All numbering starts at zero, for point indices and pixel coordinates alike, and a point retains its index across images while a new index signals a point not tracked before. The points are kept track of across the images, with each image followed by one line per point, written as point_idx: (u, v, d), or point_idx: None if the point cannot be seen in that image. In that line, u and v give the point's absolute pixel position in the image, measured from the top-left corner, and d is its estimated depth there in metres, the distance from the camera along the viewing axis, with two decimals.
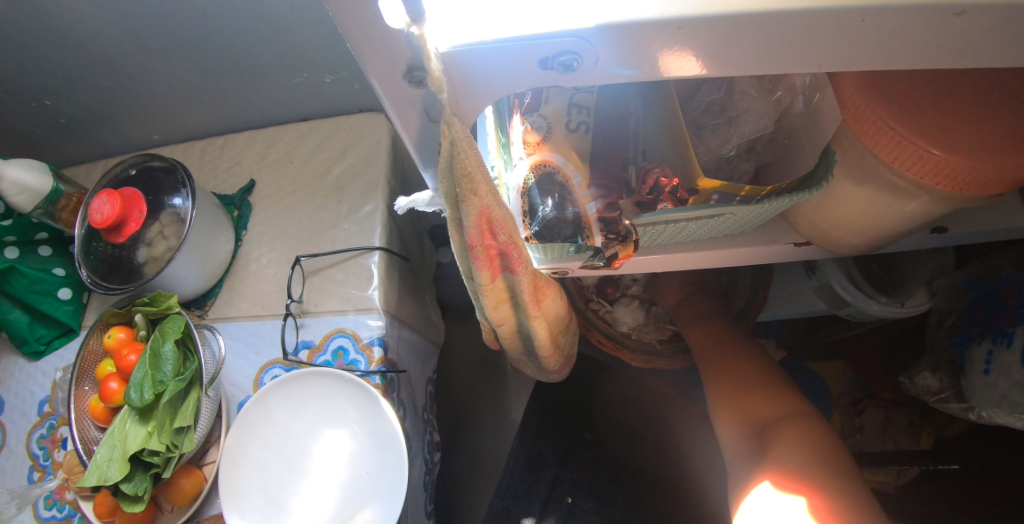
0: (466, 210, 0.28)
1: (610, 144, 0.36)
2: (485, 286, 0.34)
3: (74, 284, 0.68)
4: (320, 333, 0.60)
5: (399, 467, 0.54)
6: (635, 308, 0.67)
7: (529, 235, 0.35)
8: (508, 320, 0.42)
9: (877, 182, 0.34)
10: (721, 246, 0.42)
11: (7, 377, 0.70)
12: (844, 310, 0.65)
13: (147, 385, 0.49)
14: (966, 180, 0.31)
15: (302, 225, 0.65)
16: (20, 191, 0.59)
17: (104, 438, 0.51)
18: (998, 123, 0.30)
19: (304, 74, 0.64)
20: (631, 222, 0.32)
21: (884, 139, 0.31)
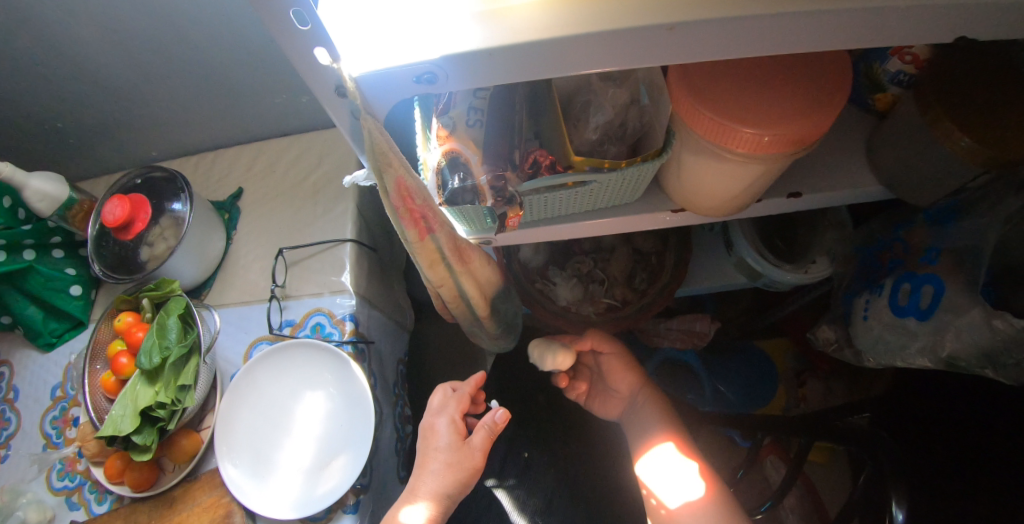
0: (388, 179, 0.39)
1: (498, 135, 0.46)
2: (416, 243, 0.46)
3: (83, 282, 0.78)
4: (300, 313, 0.70)
5: (367, 420, 0.63)
6: (573, 285, 0.75)
7: (442, 200, 0.46)
8: (446, 281, 0.53)
9: (702, 152, 0.45)
10: (613, 213, 0.53)
11: (21, 368, 0.79)
12: (762, 281, 0.74)
13: (156, 350, 0.59)
14: (748, 143, 0.40)
15: (284, 224, 0.75)
16: (41, 199, 0.68)
17: (118, 399, 0.60)
18: (773, 99, 0.40)
19: (283, 95, 0.76)
20: (515, 189, 0.44)
21: (696, 117, 0.41)
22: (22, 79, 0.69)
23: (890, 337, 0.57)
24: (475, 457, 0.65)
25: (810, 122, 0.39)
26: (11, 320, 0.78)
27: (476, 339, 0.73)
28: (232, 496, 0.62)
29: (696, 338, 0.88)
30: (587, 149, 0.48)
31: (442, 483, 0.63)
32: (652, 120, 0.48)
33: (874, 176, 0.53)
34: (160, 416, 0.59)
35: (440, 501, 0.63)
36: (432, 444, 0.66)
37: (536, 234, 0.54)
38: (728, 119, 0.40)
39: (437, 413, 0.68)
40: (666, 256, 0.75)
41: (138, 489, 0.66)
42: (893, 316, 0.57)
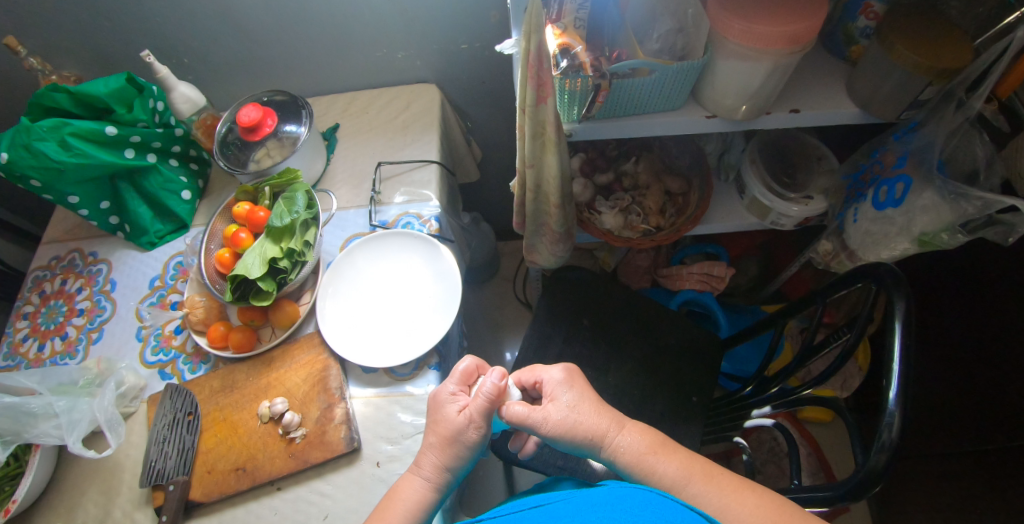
0: (534, 38, 0.58)
1: (594, 36, 0.69)
2: (532, 106, 0.63)
3: (192, 190, 0.90)
4: (391, 215, 0.83)
5: (455, 290, 0.75)
6: (617, 213, 0.90)
7: (557, 72, 0.64)
8: (538, 157, 0.70)
9: (733, 56, 0.64)
10: (665, 117, 0.73)
11: (121, 264, 0.88)
12: (770, 219, 0.90)
13: (285, 213, 0.73)
14: (743, 34, 0.61)
15: (376, 149, 0.89)
16: (185, 102, 0.85)
17: (246, 252, 0.73)
18: (773, 8, 0.61)
19: (384, 50, 0.92)
20: (606, 69, 0.64)
21: (719, 19, 0.62)
22: (175, 13, 0.84)
23: (876, 228, 0.77)
24: (475, 425, 0.60)
25: (798, 25, 0.59)
26: (118, 221, 0.88)
27: (535, 257, 0.91)
28: (325, 337, 0.72)
29: (714, 282, 1.00)
30: (651, 55, 0.69)
31: (437, 455, 0.60)
32: (692, 39, 0.68)
33: (851, 101, 0.73)
34: (283, 267, 0.72)
35: (442, 475, 0.60)
36: (437, 419, 0.62)
37: (605, 129, 0.74)
38: (757, 23, 0.60)
39: (449, 381, 0.65)
40: (691, 195, 0.91)
41: (239, 351, 0.74)
42: (875, 211, 0.76)
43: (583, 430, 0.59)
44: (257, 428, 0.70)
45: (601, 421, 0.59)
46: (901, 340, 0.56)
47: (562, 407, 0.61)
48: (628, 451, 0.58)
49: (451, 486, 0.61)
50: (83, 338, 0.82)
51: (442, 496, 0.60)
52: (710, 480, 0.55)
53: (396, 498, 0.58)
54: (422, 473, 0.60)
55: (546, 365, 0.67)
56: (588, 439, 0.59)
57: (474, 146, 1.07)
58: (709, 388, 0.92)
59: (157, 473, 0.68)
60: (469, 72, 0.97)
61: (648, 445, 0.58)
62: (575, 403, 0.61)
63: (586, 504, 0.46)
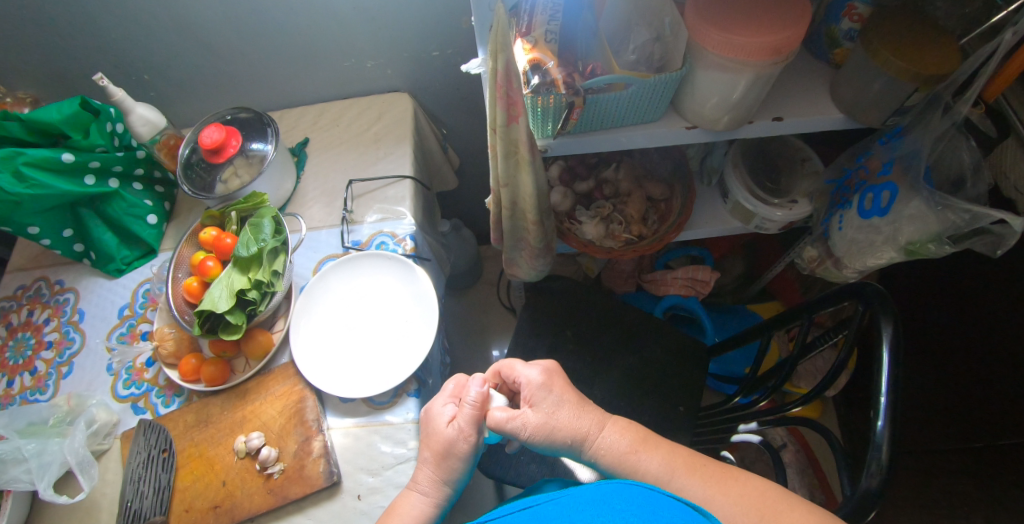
0: (501, 60, 0.56)
1: (566, 49, 0.68)
2: (504, 126, 0.62)
3: (158, 213, 0.87)
4: (365, 234, 0.79)
5: (433, 313, 0.72)
6: (598, 222, 0.87)
7: (527, 91, 0.63)
8: (513, 176, 0.68)
9: (714, 67, 0.64)
10: (643, 128, 0.72)
11: (89, 293, 0.85)
12: (754, 224, 0.88)
13: (252, 242, 0.70)
14: (720, 44, 0.61)
15: (348, 165, 0.85)
16: (144, 124, 0.83)
17: (214, 284, 0.71)
18: (749, 21, 0.61)
19: (352, 59, 0.88)
20: (580, 85, 0.62)
21: (702, 33, 0.62)
22: (129, 29, 0.80)
23: (862, 237, 0.76)
24: (465, 436, 0.57)
25: (774, 39, 0.59)
26: (83, 248, 0.84)
27: (515, 270, 0.89)
28: (301, 366, 0.70)
29: (699, 286, 0.98)
30: (628, 67, 0.68)
31: (434, 470, 0.57)
32: (671, 49, 0.67)
33: (835, 107, 0.71)
34: (252, 299, 0.70)
35: (440, 490, 0.57)
36: (428, 433, 0.59)
37: (580, 143, 0.73)
38: (736, 34, 0.59)
39: (440, 395, 0.62)
40: (674, 200, 0.88)
41: (212, 384, 0.72)
42: (861, 218, 0.76)
43: (563, 435, 0.56)
44: (234, 464, 0.69)
45: (580, 423, 0.57)
46: (888, 369, 0.56)
47: (538, 413, 0.57)
48: (610, 451, 0.56)
49: (449, 502, 0.58)
50: (53, 373, 0.79)
51: (442, 510, 0.58)
52: (693, 473, 0.54)
53: (394, 514, 0.56)
54: (420, 488, 0.57)
55: (525, 364, 0.62)
56: (569, 441, 0.56)
57: (451, 153, 1.04)
58: (697, 396, 0.91)
59: (134, 513, 0.66)
60: (442, 79, 0.93)
61: (629, 443, 0.56)
62: (552, 409, 0.58)
63: (573, 504, 0.43)
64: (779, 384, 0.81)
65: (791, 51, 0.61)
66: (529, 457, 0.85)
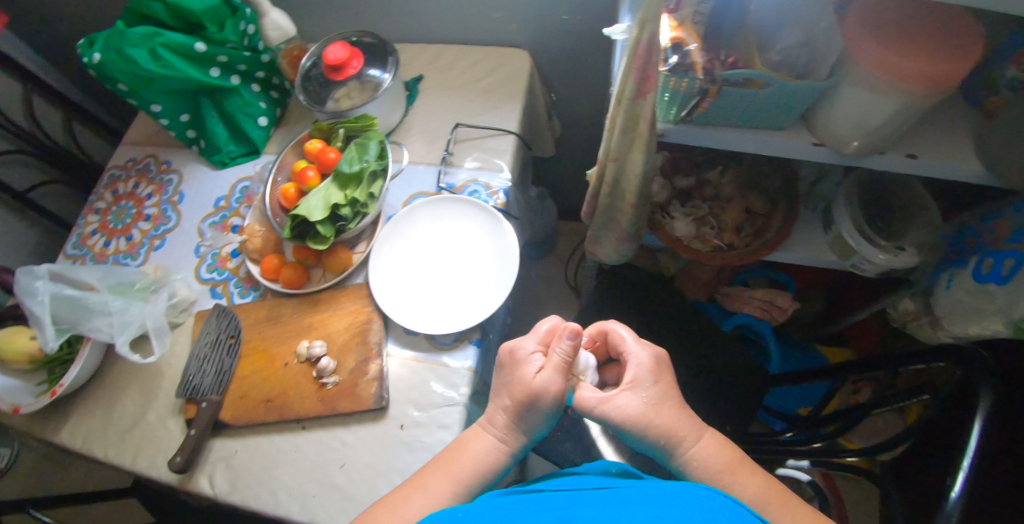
0: (647, 30, 0.54)
1: (710, 34, 0.65)
2: (632, 99, 0.60)
3: (269, 117, 0.90)
4: (459, 179, 0.80)
5: (511, 268, 0.71)
6: (690, 221, 0.85)
7: (663, 69, 0.60)
8: (624, 153, 0.67)
9: (859, 83, 0.60)
10: (766, 134, 0.69)
11: (191, 178, 0.89)
12: (851, 262, 0.85)
13: (356, 161, 0.72)
14: (875, 60, 0.57)
15: (456, 109, 0.86)
16: (275, 30, 0.84)
17: (311, 193, 0.72)
18: (912, 42, 0.57)
19: (480, 7, 0.88)
20: (718, 74, 0.60)
21: (860, 45, 0.58)
22: None
23: (970, 300, 0.73)
24: (552, 389, 0.57)
25: (939, 67, 0.55)
26: (195, 135, 0.89)
27: (596, 250, 0.87)
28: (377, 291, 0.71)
29: (775, 312, 0.96)
30: (769, 67, 0.67)
31: (511, 416, 0.58)
32: (819, 56, 0.65)
33: (978, 159, 0.67)
34: (344, 216, 0.71)
35: (512, 436, 0.58)
36: (513, 379, 0.59)
37: (697, 136, 0.70)
38: (898, 55, 0.56)
39: (530, 337, 0.62)
40: (773, 218, 0.86)
41: (289, 286, 0.75)
42: (975, 281, 0.74)
43: (657, 435, 0.56)
44: (293, 366, 0.71)
45: (678, 427, 0.57)
46: (977, 440, 0.52)
47: (638, 405, 0.57)
48: (702, 465, 0.56)
49: (523, 448, 0.59)
50: (146, 243, 0.85)
51: (512, 459, 0.59)
52: (785, 507, 0.53)
53: (465, 452, 0.57)
54: (495, 433, 0.58)
55: (637, 343, 0.62)
56: (664, 442, 0.56)
57: (554, 122, 1.03)
58: (745, 420, 0.88)
59: (192, 388, 0.71)
60: (564, 45, 0.92)
61: (724, 462, 0.56)
62: (654, 403, 0.57)
63: (660, 499, 0.43)
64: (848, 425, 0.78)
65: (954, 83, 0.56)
66: (566, 435, 0.85)
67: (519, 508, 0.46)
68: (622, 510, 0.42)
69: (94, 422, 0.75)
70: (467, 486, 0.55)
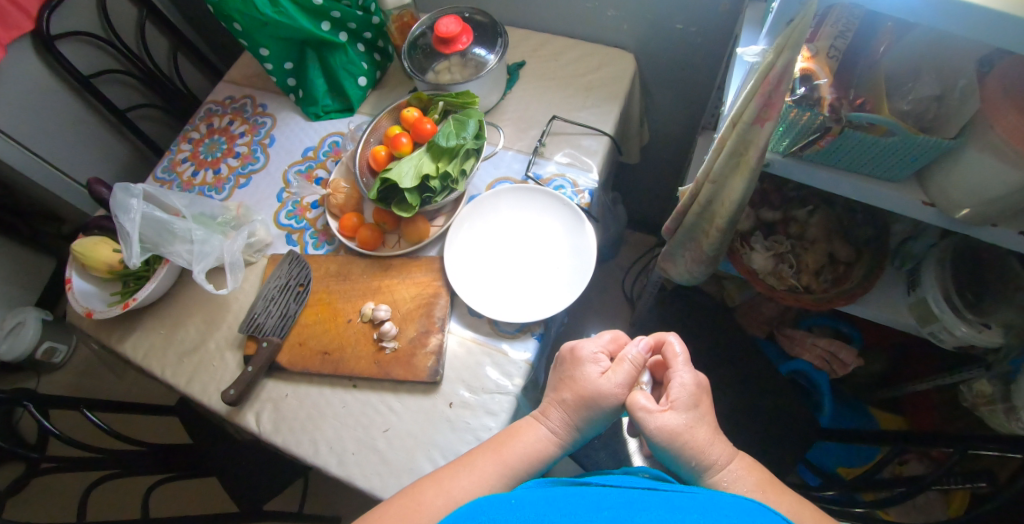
0: (781, 60, 0.53)
1: (842, 71, 0.63)
2: (748, 124, 0.59)
3: (368, 78, 0.91)
4: (547, 172, 0.79)
5: (587, 268, 0.70)
6: (769, 256, 0.83)
7: (789, 99, 0.59)
8: (725, 177, 0.66)
9: (991, 149, 0.57)
10: (875, 184, 0.67)
11: (283, 124, 0.91)
12: (929, 328, 0.82)
13: (453, 136, 0.72)
14: (1014, 128, 0.54)
15: (554, 101, 0.85)
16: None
17: (404, 159, 0.73)
18: None
19: (596, 3, 0.87)
20: (844, 114, 0.58)
21: (999, 110, 0.55)
22: None
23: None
24: (617, 391, 0.58)
25: None
26: (296, 84, 0.91)
27: (667, 267, 0.86)
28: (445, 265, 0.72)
29: (835, 365, 0.92)
30: (896, 115, 0.64)
31: (569, 413, 0.58)
32: (951, 112, 0.61)
33: None
34: (432, 188, 0.72)
35: (566, 433, 0.58)
36: (575, 375, 0.60)
37: (801, 172, 0.68)
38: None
39: (592, 341, 0.63)
40: (856, 268, 0.83)
41: (363, 246, 0.76)
42: None
43: (689, 455, 0.54)
44: (355, 325, 0.73)
45: (712, 450, 0.54)
46: None
47: (676, 423, 0.55)
48: (733, 488, 0.53)
49: (575, 442, 0.59)
50: (231, 179, 0.87)
51: (560, 453, 0.59)
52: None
53: (517, 438, 0.58)
54: (548, 424, 0.59)
55: (685, 364, 0.59)
56: (694, 461, 0.54)
57: (643, 130, 1.01)
58: (784, 468, 0.86)
59: (255, 325, 0.74)
60: (672, 54, 0.90)
61: (755, 483, 0.53)
62: (693, 423, 0.55)
63: (716, 505, 0.43)
64: (910, 493, 0.74)
65: None
66: (601, 445, 0.84)
67: (571, 498, 0.46)
68: (678, 514, 0.42)
69: (157, 339, 0.78)
70: (516, 472, 0.55)
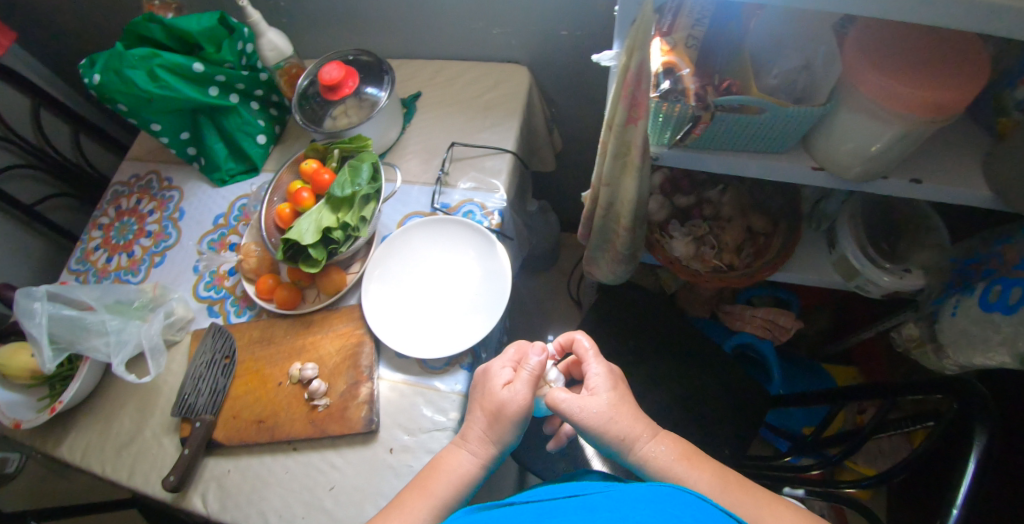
0: (635, 59, 0.53)
1: (705, 58, 0.63)
2: (620, 126, 0.59)
3: (267, 134, 0.91)
4: (454, 200, 0.79)
5: (502, 292, 0.71)
6: (689, 241, 0.84)
7: (654, 95, 0.58)
8: (616, 178, 0.66)
9: (862, 109, 0.59)
10: (764, 158, 0.68)
11: (191, 195, 0.90)
12: (855, 283, 0.83)
13: (347, 184, 0.71)
14: (877, 87, 0.56)
15: (454, 127, 0.86)
16: (272, 49, 0.84)
17: (304, 216, 0.72)
18: (912, 66, 0.55)
19: (480, 23, 0.87)
20: (711, 99, 0.58)
21: (860, 72, 0.57)
22: None
23: (975, 331, 0.72)
24: (521, 401, 0.59)
25: (948, 92, 0.53)
26: (196, 153, 0.90)
27: (592, 270, 0.86)
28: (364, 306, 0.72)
29: (778, 331, 0.95)
30: (765, 91, 0.64)
31: (485, 430, 0.60)
32: (819, 80, 0.62)
33: (985, 185, 0.66)
34: (336, 238, 0.71)
35: (487, 452, 0.59)
36: (484, 392, 0.61)
37: (691, 159, 0.69)
38: (900, 82, 0.54)
39: (499, 358, 0.64)
40: (774, 238, 0.84)
41: (283, 307, 0.75)
42: (982, 311, 0.71)
43: (616, 431, 0.58)
44: (285, 388, 0.72)
45: (634, 425, 0.59)
46: (969, 482, 0.52)
47: (598, 404, 0.60)
48: (658, 458, 0.57)
49: (499, 460, 0.60)
50: (146, 260, 0.86)
51: (487, 473, 0.60)
52: (744, 489, 0.55)
53: (440, 470, 0.59)
54: (468, 447, 0.60)
55: (595, 357, 0.65)
56: (620, 439, 0.58)
57: (555, 136, 1.02)
58: (745, 443, 0.87)
59: (187, 407, 0.71)
60: (565, 60, 0.91)
61: (679, 453, 0.58)
62: (615, 403, 0.60)
63: (624, 499, 0.46)
64: (851, 449, 0.75)
65: (959, 111, 0.55)
66: (560, 455, 0.84)
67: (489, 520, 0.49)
68: (587, 515, 0.45)
69: (92, 437, 0.76)
70: (444, 501, 0.56)
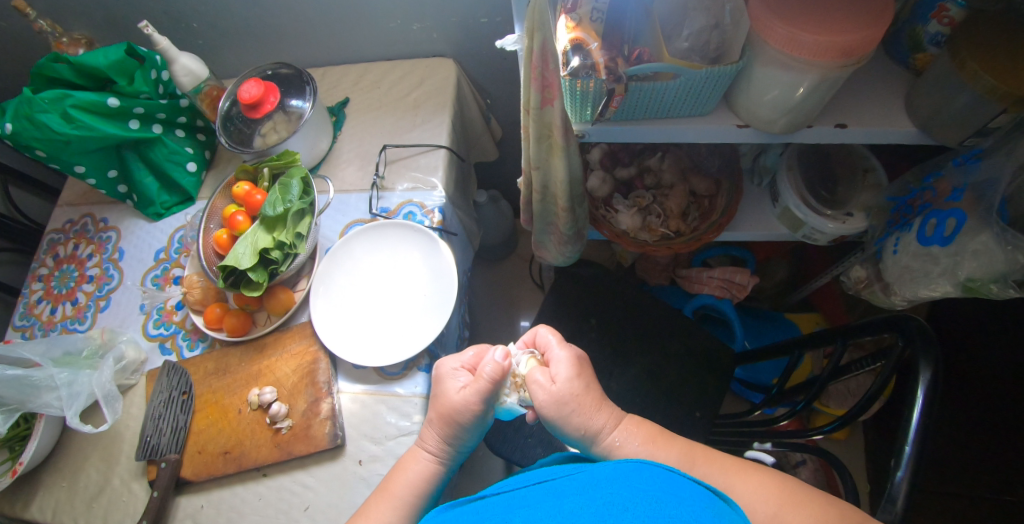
0: (535, 40, 0.55)
1: (614, 31, 0.63)
2: (538, 108, 0.60)
3: (198, 161, 0.89)
4: (394, 203, 0.78)
5: (450, 289, 0.71)
6: (634, 213, 0.85)
7: (565, 73, 0.55)
8: (545, 161, 0.66)
9: (774, 64, 0.59)
10: (690, 122, 0.68)
11: (129, 234, 0.88)
12: (802, 232, 0.84)
13: (279, 203, 0.71)
14: (782, 39, 0.56)
15: (385, 129, 0.84)
16: (186, 74, 0.81)
17: (239, 240, 0.71)
18: (814, 16, 0.55)
19: (397, 21, 0.86)
20: (623, 71, 0.57)
21: (768, 27, 0.57)
22: None
23: (916, 265, 0.74)
24: (471, 407, 0.58)
25: (850, 37, 0.53)
26: (126, 190, 0.87)
27: (543, 253, 0.88)
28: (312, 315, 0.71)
29: (735, 289, 0.96)
30: (680, 55, 0.64)
31: (439, 431, 0.59)
32: (731, 38, 0.63)
33: (908, 120, 0.67)
34: (274, 258, 0.71)
35: (443, 452, 0.60)
36: (438, 395, 0.60)
37: (616, 133, 0.69)
38: (804, 31, 0.54)
39: (453, 358, 0.63)
40: (718, 198, 0.85)
41: (234, 334, 0.74)
42: (919, 245, 0.73)
43: (578, 424, 0.56)
44: (246, 415, 0.71)
45: (599, 418, 0.56)
46: (918, 419, 0.51)
47: (561, 399, 0.57)
48: (624, 447, 0.56)
49: (457, 457, 0.61)
50: (92, 305, 0.83)
51: (447, 467, 0.60)
52: (714, 462, 0.54)
53: (401, 472, 0.59)
54: (427, 447, 0.60)
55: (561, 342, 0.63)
56: (582, 431, 0.56)
57: (494, 124, 1.01)
58: (716, 402, 0.89)
59: (151, 448, 0.69)
60: (489, 47, 0.90)
61: (645, 436, 0.56)
62: (579, 393, 0.57)
63: (593, 482, 0.43)
64: (812, 398, 0.76)
65: (864, 56, 0.56)
66: (537, 440, 0.85)
67: (461, 517, 0.46)
68: (556, 503, 0.42)
69: (61, 493, 0.74)
70: (406, 502, 0.57)
